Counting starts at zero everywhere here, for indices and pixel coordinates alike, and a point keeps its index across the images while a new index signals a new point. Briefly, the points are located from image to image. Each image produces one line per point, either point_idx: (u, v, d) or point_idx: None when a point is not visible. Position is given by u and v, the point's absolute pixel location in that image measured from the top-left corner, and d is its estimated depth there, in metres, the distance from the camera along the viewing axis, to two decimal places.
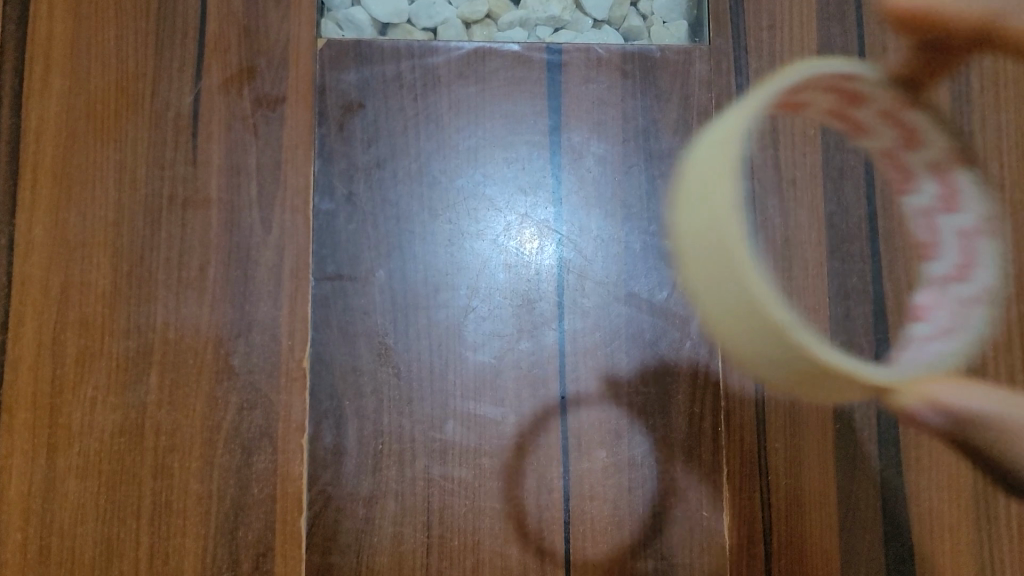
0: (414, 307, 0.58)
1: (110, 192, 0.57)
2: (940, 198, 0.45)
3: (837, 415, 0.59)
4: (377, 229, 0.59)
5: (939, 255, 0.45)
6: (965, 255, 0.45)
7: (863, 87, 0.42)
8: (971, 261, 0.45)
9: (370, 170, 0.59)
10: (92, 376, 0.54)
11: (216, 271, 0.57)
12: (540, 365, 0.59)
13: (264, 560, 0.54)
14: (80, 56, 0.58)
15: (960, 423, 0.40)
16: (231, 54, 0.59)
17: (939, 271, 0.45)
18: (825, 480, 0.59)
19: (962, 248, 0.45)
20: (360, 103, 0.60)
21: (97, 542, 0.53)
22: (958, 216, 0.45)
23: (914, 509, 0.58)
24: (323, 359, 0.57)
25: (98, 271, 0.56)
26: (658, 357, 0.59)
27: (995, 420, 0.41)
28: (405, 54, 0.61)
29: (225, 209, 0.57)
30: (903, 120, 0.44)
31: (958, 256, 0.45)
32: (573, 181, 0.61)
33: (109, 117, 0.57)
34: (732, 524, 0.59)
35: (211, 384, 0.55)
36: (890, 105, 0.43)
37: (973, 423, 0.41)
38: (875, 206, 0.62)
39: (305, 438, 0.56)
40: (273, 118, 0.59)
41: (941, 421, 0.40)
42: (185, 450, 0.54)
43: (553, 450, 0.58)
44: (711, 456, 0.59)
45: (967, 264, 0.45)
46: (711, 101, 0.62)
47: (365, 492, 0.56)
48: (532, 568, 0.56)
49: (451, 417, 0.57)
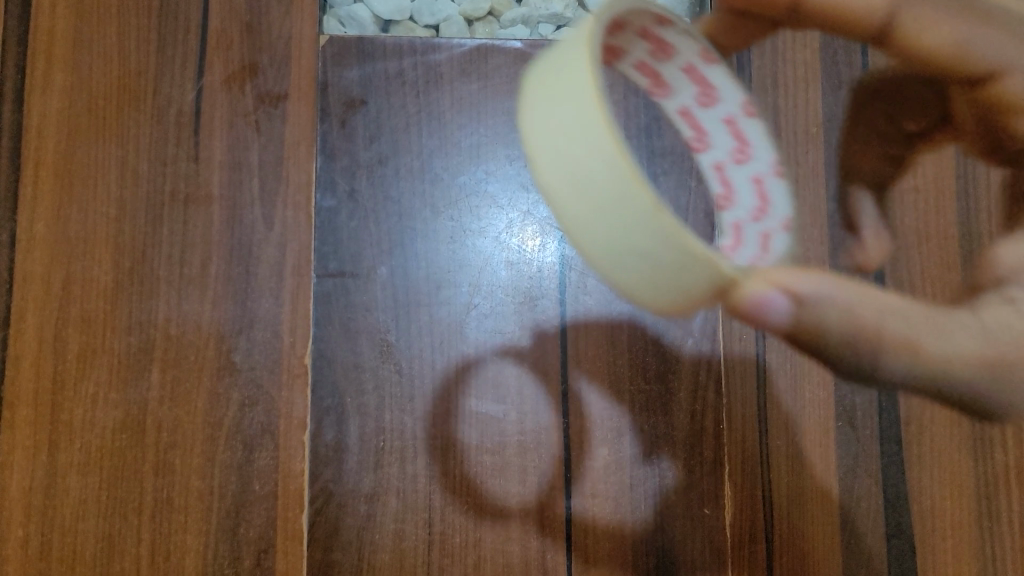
0: (416, 304, 0.58)
1: (113, 188, 0.57)
2: (731, 149, 0.48)
3: (839, 413, 0.60)
4: (379, 225, 0.59)
5: (736, 203, 0.47)
6: (761, 199, 0.47)
7: (672, 34, 0.42)
8: (769, 203, 0.46)
9: (372, 167, 0.60)
10: (93, 372, 0.54)
11: (218, 268, 0.57)
12: (542, 362, 0.59)
13: (265, 556, 0.54)
14: (82, 52, 0.58)
15: (804, 316, 0.34)
16: (233, 50, 0.59)
17: (738, 217, 0.47)
18: (826, 477, 0.59)
19: (756, 191, 0.47)
20: (363, 100, 0.61)
21: (98, 539, 0.53)
22: (749, 165, 0.47)
23: (915, 507, 0.59)
24: (325, 355, 0.57)
25: (100, 267, 0.55)
26: (659, 354, 0.60)
27: (847, 307, 0.33)
28: (407, 51, 0.62)
29: (227, 206, 0.57)
30: (703, 75, 0.46)
31: (754, 201, 0.47)
32: None
33: (111, 113, 0.57)
34: (734, 520, 0.59)
35: (213, 380, 0.55)
36: (693, 57, 0.45)
37: (822, 314, 0.33)
38: (879, 204, 0.62)
39: (307, 435, 0.56)
40: (275, 115, 0.59)
41: (776, 319, 0.34)
42: (187, 446, 0.54)
43: (555, 447, 0.58)
44: (713, 453, 0.59)
45: (764, 206, 0.46)
46: None
47: (367, 489, 0.56)
48: (533, 566, 0.56)
49: (453, 414, 0.57)
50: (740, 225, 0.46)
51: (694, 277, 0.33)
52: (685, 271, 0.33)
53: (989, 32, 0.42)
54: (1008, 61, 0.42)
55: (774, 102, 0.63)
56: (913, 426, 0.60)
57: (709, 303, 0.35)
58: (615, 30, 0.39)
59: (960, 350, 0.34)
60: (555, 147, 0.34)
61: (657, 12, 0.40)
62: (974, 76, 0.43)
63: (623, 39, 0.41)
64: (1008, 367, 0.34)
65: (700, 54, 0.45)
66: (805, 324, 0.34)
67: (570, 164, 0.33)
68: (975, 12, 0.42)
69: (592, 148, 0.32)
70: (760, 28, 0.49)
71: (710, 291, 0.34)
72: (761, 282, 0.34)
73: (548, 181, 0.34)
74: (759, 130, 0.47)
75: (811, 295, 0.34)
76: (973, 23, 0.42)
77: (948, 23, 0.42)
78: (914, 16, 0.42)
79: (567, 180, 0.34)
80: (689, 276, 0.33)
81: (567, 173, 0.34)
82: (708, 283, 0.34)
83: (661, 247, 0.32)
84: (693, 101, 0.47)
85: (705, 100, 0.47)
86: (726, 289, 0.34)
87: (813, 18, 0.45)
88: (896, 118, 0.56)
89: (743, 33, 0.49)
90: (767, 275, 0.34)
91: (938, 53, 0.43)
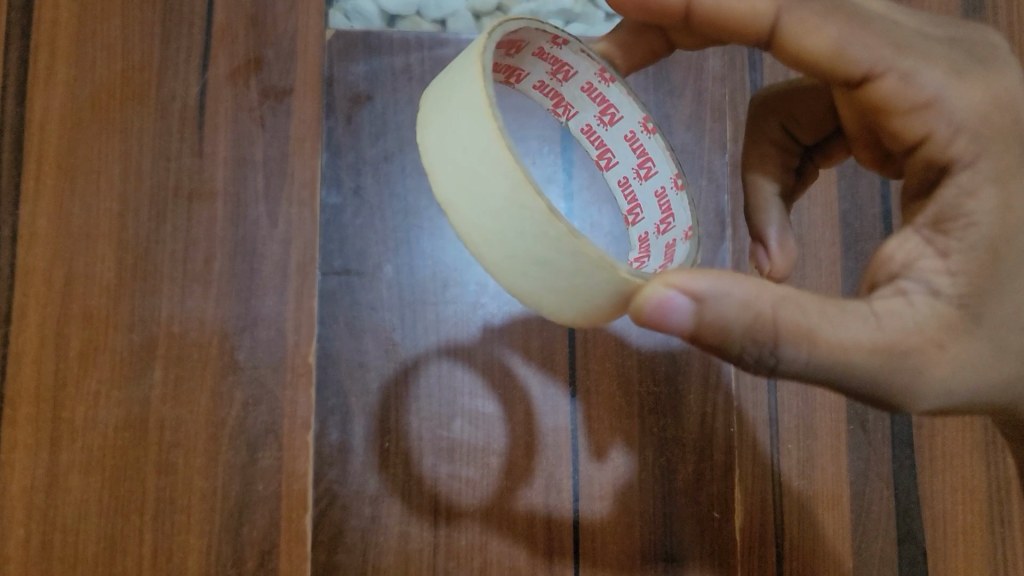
0: (422, 303, 0.58)
1: (116, 183, 0.56)
2: (635, 165, 0.51)
3: (850, 416, 0.59)
4: (385, 222, 0.58)
5: (645, 217, 0.52)
6: (665, 211, 0.50)
7: (567, 54, 0.47)
8: (672, 215, 0.49)
9: (378, 164, 0.59)
10: (95, 370, 0.53)
11: (221, 264, 0.56)
12: (550, 362, 0.58)
13: (269, 557, 0.54)
14: (85, 44, 0.57)
15: (703, 312, 0.36)
16: (238, 44, 0.59)
17: (647, 230, 0.51)
18: (837, 481, 0.58)
19: (661, 204, 0.50)
20: (368, 96, 0.60)
21: (100, 538, 0.52)
22: (655, 179, 0.50)
23: (926, 512, 0.58)
24: (330, 355, 0.56)
25: (102, 263, 0.55)
26: (670, 355, 0.59)
27: (743, 300, 0.36)
28: (414, 45, 0.61)
29: (231, 202, 0.57)
30: (602, 95, 0.50)
31: (659, 214, 0.50)
32: (585, 176, 0.60)
33: (114, 107, 0.57)
34: (743, 525, 0.58)
35: (216, 378, 0.55)
36: (591, 77, 0.49)
37: (716, 307, 0.36)
38: (890, 203, 0.62)
39: (310, 435, 0.55)
40: (280, 110, 0.58)
41: (679, 321, 0.37)
42: (190, 446, 0.54)
43: (561, 449, 0.57)
44: (723, 457, 0.58)
45: (667, 219, 0.49)
46: (725, 97, 0.62)
47: (372, 491, 0.55)
48: (539, 569, 0.55)
49: (458, 415, 0.56)
50: (647, 237, 0.51)
51: (589, 282, 0.38)
52: (581, 277, 0.37)
53: (868, 37, 0.40)
54: (885, 63, 0.40)
55: None
56: (925, 429, 0.59)
57: (613, 307, 0.39)
58: (509, 48, 0.45)
59: (855, 337, 0.36)
60: (462, 167, 0.39)
61: (549, 33, 0.44)
62: (853, 79, 0.41)
63: (520, 60, 0.47)
64: (901, 356, 0.37)
65: (597, 75, 0.49)
66: (705, 323, 0.36)
67: (473, 181, 0.38)
68: (853, 17, 0.40)
69: (488, 165, 0.37)
70: (659, 42, 0.49)
71: (610, 297, 0.39)
72: (659, 284, 0.37)
73: (459, 200, 0.39)
74: (659, 146, 0.49)
75: (708, 292, 0.36)
76: (850, 26, 0.40)
77: (830, 25, 0.40)
78: (799, 17, 0.41)
79: (472, 197, 0.38)
80: (585, 282, 0.38)
81: (472, 189, 0.38)
82: (605, 289, 0.38)
83: (555, 253, 0.37)
84: (595, 120, 0.51)
85: (607, 118, 0.51)
86: (629, 296, 0.38)
87: (707, 24, 0.44)
88: (792, 130, 0.53)
89: (639, 46, 0.49)
90: (667, 278, 0.37)
91: (817, 56, 0.41)
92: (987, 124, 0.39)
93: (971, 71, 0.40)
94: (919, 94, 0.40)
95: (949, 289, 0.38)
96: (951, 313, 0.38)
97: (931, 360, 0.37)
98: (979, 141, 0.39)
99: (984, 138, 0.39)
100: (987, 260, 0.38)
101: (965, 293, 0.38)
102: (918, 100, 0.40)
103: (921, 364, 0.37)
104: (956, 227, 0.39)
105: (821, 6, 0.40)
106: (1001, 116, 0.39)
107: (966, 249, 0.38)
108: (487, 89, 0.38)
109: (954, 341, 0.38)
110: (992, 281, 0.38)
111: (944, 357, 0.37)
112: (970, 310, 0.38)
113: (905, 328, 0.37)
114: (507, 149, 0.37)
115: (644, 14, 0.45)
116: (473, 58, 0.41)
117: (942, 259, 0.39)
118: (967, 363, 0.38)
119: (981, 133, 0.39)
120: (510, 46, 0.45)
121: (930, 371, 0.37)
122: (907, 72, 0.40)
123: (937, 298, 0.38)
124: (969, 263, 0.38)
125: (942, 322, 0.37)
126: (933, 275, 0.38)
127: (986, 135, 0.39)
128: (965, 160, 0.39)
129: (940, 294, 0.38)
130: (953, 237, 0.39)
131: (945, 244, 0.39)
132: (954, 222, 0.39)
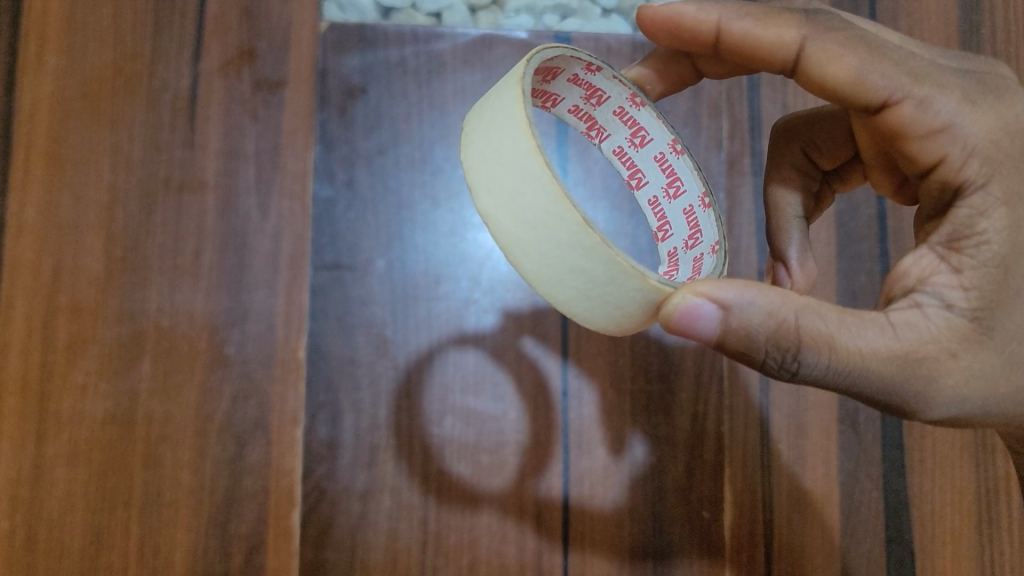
0: (414, 297, 0.57)
1: (105, 174, 0.55)
2: (664, 185, 0.51)
3: (841, 417, 0.59)
4: (378, 216, 0.57)
5: (673, 233, 0.51)
6: (693, 227, 0.49)
7: (599, 80, 0.47)
8: (700, 230, 0.48)
9: (371, 157, 0.58)
10: (82, 363, 0.53)
11: (211, 257, 0.55)
12: (542, 360, 0.57)
13: (256, 553, 0.53)
14: (77, 33, 0.56)
15: (728, 320, 0.37)
16: (231, 35, 0.58)
17: (676, 245, 0.50)
18: (827, 482, 0.58)
19: (689, 221, 0.49)
20: (363, 88, 0.59)
21: (86, 532, 0.52)
22: (683, 197, 0.50)
23: (916, 512, 0.58)
24: (320, 349, 0.56)
25: (91, 255, 0.54)
26: (662, 352, 0.59)
27: (766, 309, 0.36)
28: (409, 37, 0.60)
29: (222, 194, 0.56)
30: (632, 117, 0.50)
31: (687, 230, 0.50)
32: (579, 172, 0.59)
33: (105, 96, 0.56)
34: (733, 525, 0.58)
35: (206, 372, 0.54)
36: (623, 102, 0.49)
37: (739, 315, 0.36)
38: (885, 204, 0.62)
39: (299, 430, 0.55)
40: (272, 101, 0.58)
41: (705, 327, 0.37)
42: (178, 439, 0.53)
43: (553, 446, 0.57)
44: (714, 457, 0.58)
45: (695, 234, 0.49)
46: (721, 95, 0.61)
47: (360, 488, 0.54)
48: (529, 567, 0.55)
49: (449, 413, 0.56)
50: (676, 253, 0.50)
51: (623, 290, 0.38)
52: (614, 285, 0.37)
53: (889, 66, 0.40)
54: (903, 90, 0.39)
55: (784, 98, 0.62)
56: (915, 431, 0.59)
57: (645, 316, 0.39)
58: (546, 75, 0.46)
59: (871, 345, 0.37)
60: (499, 179, 0.39)
61: (583, 60, 0.45)
62: (874, 105, 0.40)
63: (555, 86, 0.48)
64: (916, 364, 0.37)
65: (629, 99, 0.49)
66: (731, 329, 0.37)
67: (511, 193, 0.38)
68: (873, 46, 0.40)
69: (529, 186, 0.37)
70: (689, 71, 0.52)
71: (642, 306, 0.39)
72: (687, 293, 0.37)
73: (495, 210, 0.39)
74: (687, 166, 0.49)
75: (734, 301, 0.36)
76: (871, 55, 0.40)
77: (850, 54, 0.40)
78: (821, 47, 0.41)
79: (509, 208, 0.38)
80: (618, 290, 0.38)
81: (510, 201, 0.38)
82: (638, 296, 0.38)
83: (590, 262, 0.37)
84: (626, 142, 0.51)
85: (638, 140, 0.51)
86: (660, 304, 0.38)
87: (735, 51, 0.45)
88: (813, 157, 0.53)
89: (669, 71, 0.52)
90: (695, 286, 0.37)
91: (838, 83, 0.41)
92: (998, 149, 0.39)
93: (983, 99, 0.40)
94: (934, 120, 0.39)
95: (962, 302, 0.38)
96: (965, 326, 0.38)
97: (945, 369, 0.37)
98: (992, 164, 0.39)
99: (996, 161, 0.39)
100: (1000, 276, 0.38)
101: (978, 306, 0.38)
102: (933, 126, 0.39)
103: (935, 373, 0.37)
104: (969, 245, 0.39)
105: (842, 36, 0.41)
106: (1012, 141, 0.39)
107: (978, 265, 0.38)
108: (526, 108, 0.38)
109: (969, 351, 0.38)
110: (1005, 294, 0.38)
111: (958, 367, 0.38)
112: (984, 323, 0.38)
113: (920, 338, 0.37)
114: (550, 170, 0.37)
115: (677, 42, 0.47)
116: (512, 77, 0.41)
117: (954, 274, 0.38)
118: (980, 373, 0.38)
119: (993, 157, 0.39)
120: (547, 73, 0.46)
121: (943, 380, 0.37)
122: (922, 99, 0.39)
123: (951, 311, 0.38)
124: (982, 278, 0.38)
125: (957, 333, 0.37)
126: (946, 289, 0.38)
127: (999, 159, 0.39)
128: (977, 181, 0.39)
129: (954, 308, 0.38)
130: (966, 254, 0.39)
131: (958, 261, 0.39)
132: (967, 241, 0.39)
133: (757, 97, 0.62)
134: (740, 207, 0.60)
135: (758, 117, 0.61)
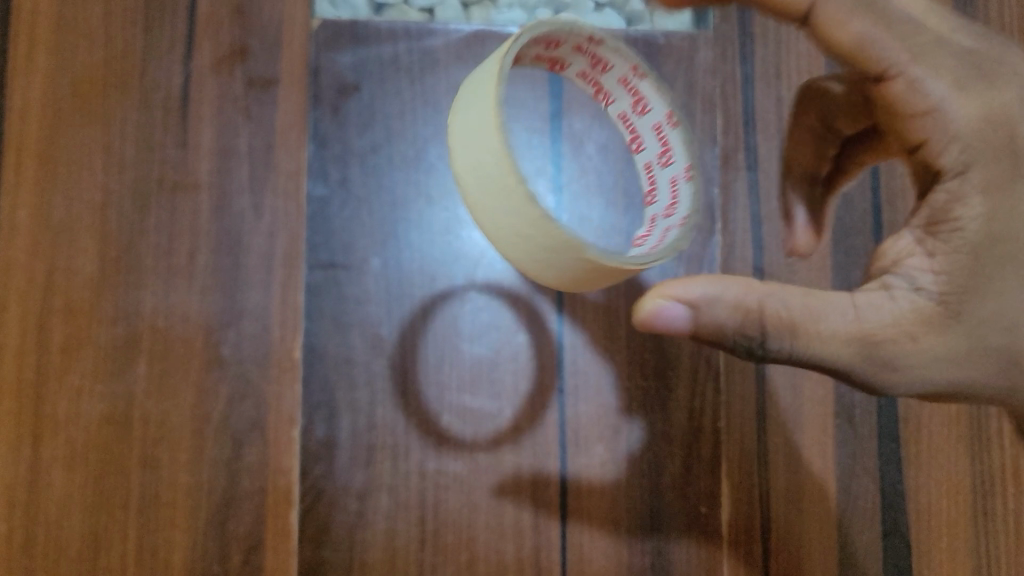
0: (409, 296, 0.57)
1: (98, 174, 0.55)
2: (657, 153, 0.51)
3: (836, 410, 0.59)
4: (372, 216, 0.57)
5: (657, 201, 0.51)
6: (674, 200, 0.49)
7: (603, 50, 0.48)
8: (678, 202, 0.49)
9: (365, 156, 0.57)
10: (77, 365, 0.53)
11: (206, 257, 0.55)
12: (538, 357, 0.57)
13: (254, 553, 0.53)
14: (66, 32, 0.56)
15: (697, 316, 0.39)
16: (222, 33, 0.57)
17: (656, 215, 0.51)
18: (825, 476, 0.58)
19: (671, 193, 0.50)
20: (356, 86, 0.58)
21: (84, 534, 0.52)
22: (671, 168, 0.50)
23: (912, 505, 0.59)
24: (316, 349, 0.55)
25: (85, 256, 0.54)
26: (657, 349, 0.58)
27: (731, 302, 0.38)
28: (402, 35, 0.59)
29: (216, 193, 0.56)
30: (635, 87, 0.51)
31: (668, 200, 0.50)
32: (574, 168, 0.59)
33: (96, 96, 0.56)
34: (731, 520, 0.58)
35: (201, 373, 0.54)
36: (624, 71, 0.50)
37: (707, 310, 0.39)
38: (880, 197, 0.62)
39: (296, 430, 0.55)
40: (265, 100, 0.57)
41: (678, 322, 0.39)
42: (175, 440, 0.53)
43: (550, 444, 0.57)
44: (710, 451, 0.58)
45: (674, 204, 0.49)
46: (716, 89, 0.61)
47: (358, 486, 0.54)
48: (527, 565, 0.55)
49: (446, 411, 0.56)
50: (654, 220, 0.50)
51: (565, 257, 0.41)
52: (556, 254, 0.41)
53: (888, 37, 0.40)
54: (898, 64, 0.40)
55: (778, 92, 0.61)
56: (911, 424, 0.59)
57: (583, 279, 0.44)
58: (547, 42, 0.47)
59: (831, 331, 0.39)
60: (467, 148, 0.42)
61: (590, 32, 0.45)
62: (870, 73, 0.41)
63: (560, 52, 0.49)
64: (876, 348, 0.39)
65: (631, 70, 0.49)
66: (702, 321, 0.39)
67: (473, 163, 0.42)
68: (879, 14, 0.40)
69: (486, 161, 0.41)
70: None
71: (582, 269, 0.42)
72: (657, 294, 0.39)
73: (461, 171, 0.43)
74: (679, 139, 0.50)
75: (701, 298, 0.39)
76: (873, 23, 0.40)
77: (854, 19, 0.40)
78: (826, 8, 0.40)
79: (472, 174, 0.43)
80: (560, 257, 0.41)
81: (473, 168, 0.42)
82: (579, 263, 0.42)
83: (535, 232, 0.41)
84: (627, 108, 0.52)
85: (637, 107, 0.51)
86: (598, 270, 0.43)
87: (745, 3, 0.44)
88: (830, 121, 0.53)
89: None
90: (665, 288, 0.39)
91: (838, 47, 0.41)
92: (982, 138, 0.39)
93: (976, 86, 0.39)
94: (922, 100, 0.40)
95: (930, 287, 0.39)
96: (932, 310, 0.39)
97: (906, 351, 0.39)
98: (973, 153, 0.39)
99: (978, 151, 0.39)
100: (973, 261, 0.39)
101: (947, 290, 0.39)
102: (920, 105, 0.40)
103: (897, 355, 0.39)
104: (948, 229, 0.39)
105: None
106: (1001, 128, 0.39)
107: (954, 249, 0.39)
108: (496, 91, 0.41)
109: (934, 334, 0.39)
110: (977, 278, 0.39)
111: (922, 349, 0.39)
112: (952, 306, 0.39)
113: (882, 322, 0.39)
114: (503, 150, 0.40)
115: None
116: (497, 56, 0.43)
117: (928, 258, 0.39)
118: (948, 355, 0.39)
119: (977, 144, 0.39)
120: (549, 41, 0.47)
121: (908, 362, 0.39)
122: (915, 77, 0.40)
123: (918, 295, 0.39)
124: (953, 263, 0.39)
125: (922, 317, 0.39)
126: (917, 274, 0.40)
127: (980, 149, 0.39)
128: (955, 170, 0.39)
129: (923, 291, 0.39)
130: (944, 238, 0.39)
131: (935, 244, 0.40)
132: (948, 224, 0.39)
133: (751, 92, 0.61)
134: (734, 202, 0.60)
135: (752, 112, 0.61)
